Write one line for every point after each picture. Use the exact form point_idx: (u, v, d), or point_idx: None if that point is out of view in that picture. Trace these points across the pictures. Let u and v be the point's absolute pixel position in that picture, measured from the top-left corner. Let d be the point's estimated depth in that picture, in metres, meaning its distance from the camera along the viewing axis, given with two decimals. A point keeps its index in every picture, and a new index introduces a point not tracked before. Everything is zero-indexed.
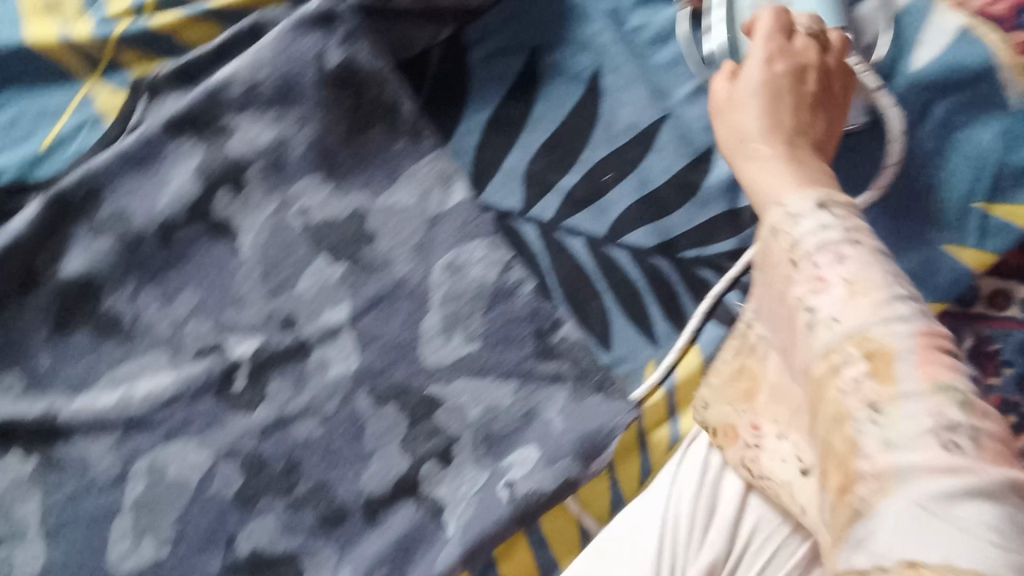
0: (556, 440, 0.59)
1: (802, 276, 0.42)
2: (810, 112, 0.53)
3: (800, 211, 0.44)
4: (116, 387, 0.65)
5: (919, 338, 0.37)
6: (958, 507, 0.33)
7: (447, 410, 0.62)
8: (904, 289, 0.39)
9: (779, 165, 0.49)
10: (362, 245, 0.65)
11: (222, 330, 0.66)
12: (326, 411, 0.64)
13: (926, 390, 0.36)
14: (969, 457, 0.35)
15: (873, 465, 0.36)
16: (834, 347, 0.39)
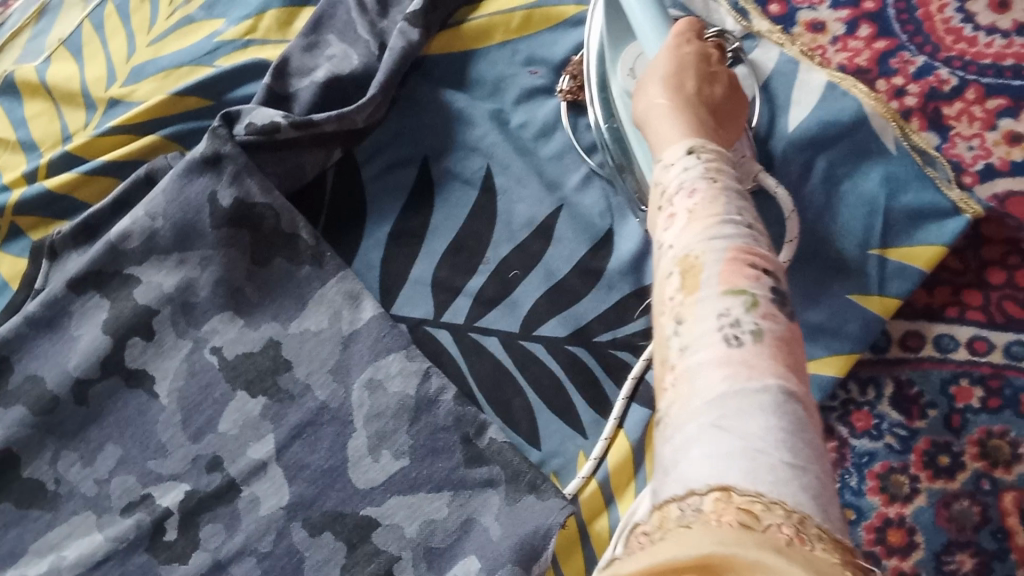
0: (495, 548, 0.58)
1: (660, 218, 0.46)
2: (712, 83, 0.56)
3: (671, 159, 0.48)
4: (44, 555, 0.64)
5: (728, 252, 0.40)
6: (738, 406, 0.34)
7: (384, 530, 0.61)
8: (734, 214, 0.42)
9: (669, 118, 0.52)
10: (279, 374, 0.67)
11: (149, 481, 0.65)
12: (262, 549, 0.62)
13: (723, 290, 0.39)
14: (750, 354, 0.36)
15: (674, 370, 0.38)
16: (665, 272, 0.42)
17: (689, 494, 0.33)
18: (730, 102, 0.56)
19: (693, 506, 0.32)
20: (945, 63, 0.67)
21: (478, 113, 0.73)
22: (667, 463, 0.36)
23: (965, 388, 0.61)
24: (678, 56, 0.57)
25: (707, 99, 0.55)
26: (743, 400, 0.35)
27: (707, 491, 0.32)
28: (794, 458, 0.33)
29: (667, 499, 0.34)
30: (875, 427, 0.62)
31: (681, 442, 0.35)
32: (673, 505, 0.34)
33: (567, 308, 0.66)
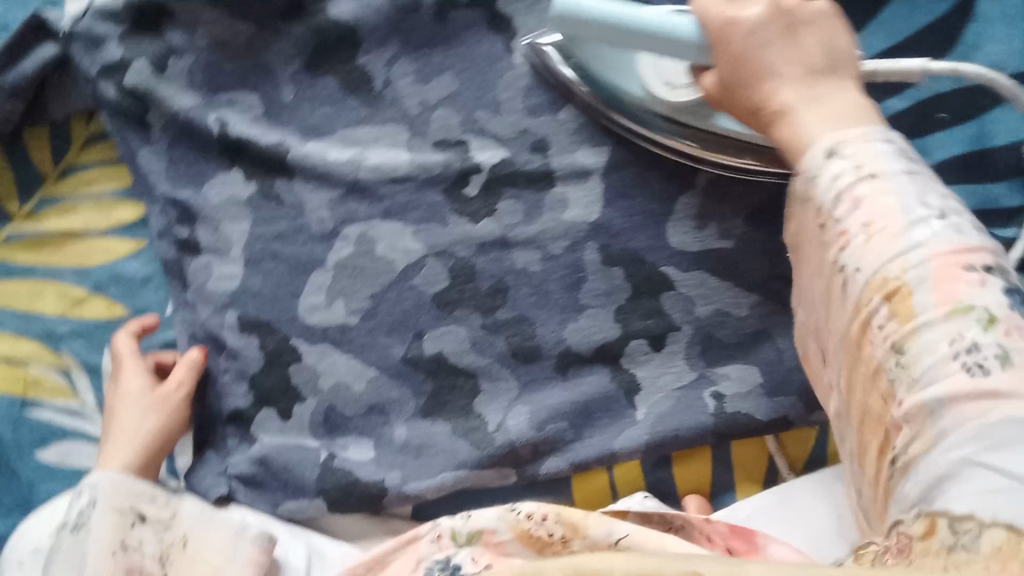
0: (785, 373, 0.57)
1: (828, 239, 0.39)
2: (795, 47, 0.44)
3: (818, 164, 0.40)
4: (347, 146, 0.66)
5: (936, 261, 0.35)
6: (998, 440, 0.31)
7: (675, 296, 0.60)
8: (920, 206, 0.37)
9: (829, 101, 0.42)
10: None
11: (470, 127, 0.64)
12: (551, 250, 0.62)
13: (945, 313, 0.34)
14: (1005, 378, 0.32)
15: (904, 410, 0.35)
16: (863, 302, 0.37)
17: (967, 519, 0.30)
18: (826, 59, 0.44)
19: (972, 538, 0.29)
20: None
21: None
22: (918, 500, 0.33)
23: None
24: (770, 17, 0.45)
25: (804, 64, 0.44)
26: (1003, 433, 0.31)
27: (995, 528, 0.29)
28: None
29: (936, 509, 0.31)
30: None
31: (935, 484, 0.32)
32: (941, 519, 0.31)
33: (987, 183, 0.56)
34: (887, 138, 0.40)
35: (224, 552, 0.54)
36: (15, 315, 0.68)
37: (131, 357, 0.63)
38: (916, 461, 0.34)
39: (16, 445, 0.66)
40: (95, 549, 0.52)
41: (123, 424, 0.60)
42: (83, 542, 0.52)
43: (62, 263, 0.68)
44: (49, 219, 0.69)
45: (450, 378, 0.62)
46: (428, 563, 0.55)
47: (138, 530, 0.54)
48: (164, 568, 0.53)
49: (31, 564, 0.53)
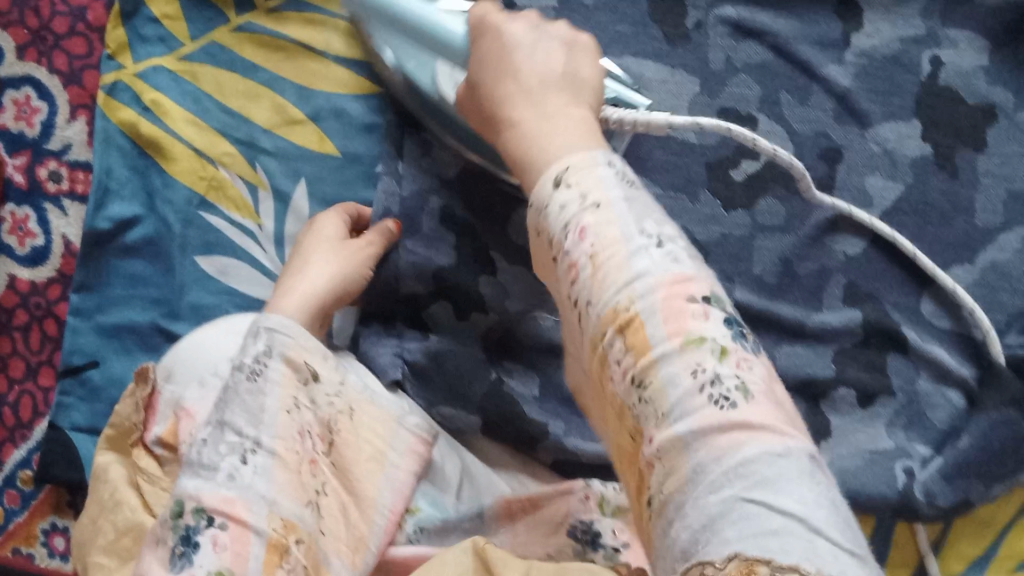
0: (978, 455, 0.53)
1: (560, 270, 0.38)
2: (532, 67, 0.44)
3: (562, 200, 0.38)
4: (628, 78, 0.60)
5: (661, 293, 0.34)
6: (772, 479, 0.30)
7: (902, 361, 0.57)
8: (640, 235, 0.36)
9: (558, 117, 0.42)
10: (963, 148, 0.56)
11: (766, 106, 0.58)
12: (794, 270, 0.58)
13: (678, 346, 0.33)
14: (762, 413, 0.32)
15: (654, 446, 0.33)
16: (598, 338, 0.36)
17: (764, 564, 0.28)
18: (560, 79, 0.44)
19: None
20: None
21: None
22: (684, 548, 0.30)
23: None
24: (527, 31, 0.46)
25: (540, 80, 0.43)
26: (773, 474, 0.30)
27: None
28: (851, 536, 0.30)
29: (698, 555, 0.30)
30: None
31: (702, 528, 0.30)
32: (760, 565, 0.28)
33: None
34: (611, 162, 0.38)
35: (388, 436, 0.54)
36: (221, 108, 0.64)
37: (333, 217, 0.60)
38: (670, 502, 0.32)
39: (183, 239, 0.63)
40: (273, 402, 0.50)
41: (305, 268, 0.57)
42: (260, 392, 0.50)
43: (286, 74, 0.64)
44: (291, 23, 0.64)
45: None
46: (574, 522, 0.53)
47: (311, 389, 0.52)
48: (331, 434, 0.52)
49: (212, 385, 0.55)
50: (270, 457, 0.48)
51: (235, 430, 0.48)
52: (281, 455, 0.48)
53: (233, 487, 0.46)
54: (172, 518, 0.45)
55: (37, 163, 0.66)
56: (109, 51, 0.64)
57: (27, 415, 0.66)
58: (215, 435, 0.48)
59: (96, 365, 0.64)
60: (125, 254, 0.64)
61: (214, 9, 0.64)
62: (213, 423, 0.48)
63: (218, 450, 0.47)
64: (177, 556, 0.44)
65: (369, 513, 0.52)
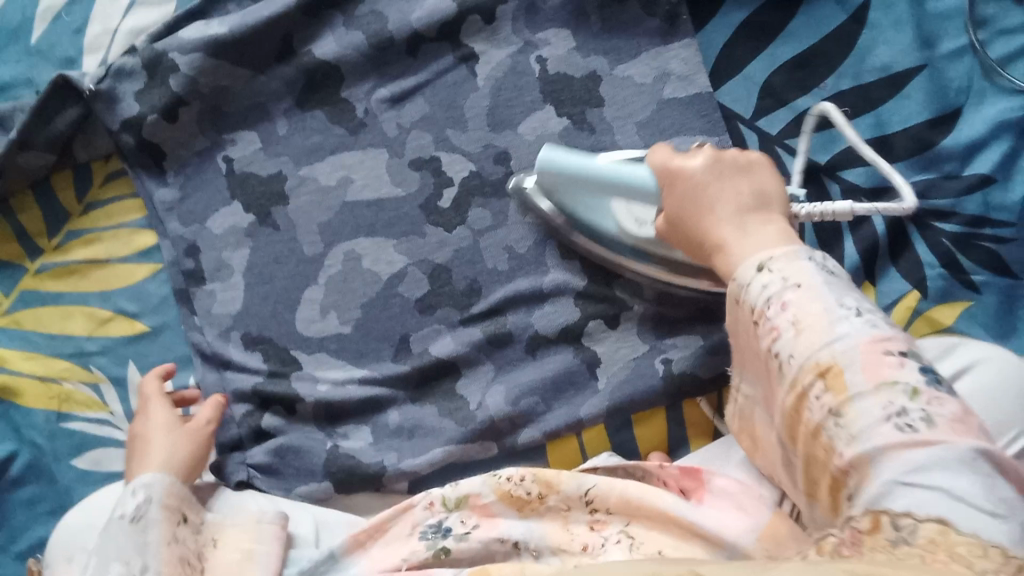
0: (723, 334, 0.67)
1: (763, 332, 0.49)
2: (726, 196, 0.55)
3: (747, 278, 0.51)
4: (334, 171, 0.75)
5: (862, 349, 0.45)
6: (927, 465, 0.40)
7: (625, 282, 0.70)
8: (844, 309, 0.47)
9: (757, 231, 0.53)
10: (588, 108, 0.71)
11: (441, 146, 0.73)
12: (518, 250, 0.71)
13: (875, 386, 0.43)
14: (939, 429, 0.41)
15: (846, 458, 0.44)
16: (798, 379, 0.47)
17: (905, 516, 0.39)
18: (754, 198, 0.55)
19: (908, 533, 0.39)
20: None
21: None
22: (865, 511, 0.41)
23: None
24: (705, 164, 0.57)
25: (735, 208, 0.55)
26: (938, 462, 0.40)
27: (927, 521, 0.39)
28: (993, 502, 0.39)
29: (877, 509, 0.41)
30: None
31: (875, 501, 0.41)
32: (885, 517, 0.40)
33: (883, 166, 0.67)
34: (809, 257, 0.50)
35: (254, 537, 0.62)
36: (48, 338, 0.76)
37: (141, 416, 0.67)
38: (863, 494, 0.42)
39: (56, 452, 0.74)
40: (154, 537, 0.59)
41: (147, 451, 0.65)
42: (142, 530, 0.59)
43: (87, 289, 0.77)
44: (75, 251, 0.78)
45: (434, 382, 0.70)
46: (422, 526, 0.63)
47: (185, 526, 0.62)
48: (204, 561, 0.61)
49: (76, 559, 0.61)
50: None
51: (121, 562, 0.57)
52: None
53: None
54: None
55: None
56: None
57: None
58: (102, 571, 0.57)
59: None
60: (13, 487, 0.73)
61: (12, 267, 0.78)
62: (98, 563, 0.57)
63: None
64: None
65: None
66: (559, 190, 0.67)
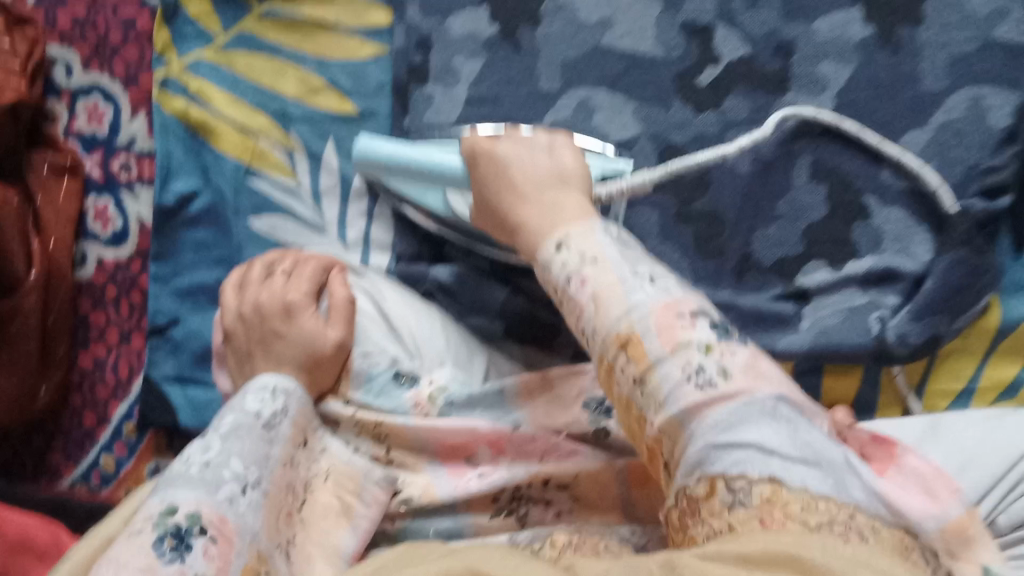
0: (950, 301, 0.59)
1: (567, 310, 0.46)
2: (528, 171, 0.53)
3: (556, 255, 0.47)
4: (600, 7, 0.68)
5: (655, 315, 0.42)
6: (742, 424, 0.38)
7: (866, 227, 0.63)
8: (639, 278, 0.44)
9: (557, 206, 0.50)
10: (903, 23, 0.63)
11: (722, 16, 0.66)
12: (765, 155, 0.64)
13: (671, 351, 0.41)
14: (731, 380, 0.40)
15: (656, 424, 0.41)
16: (604, 354, 0.44)
17: (739, 478, 0.37)
18: (554, 176, 0.53)
19: (744, 495, 0.37)
20: None
21: None
22: (687, 482, 0.39)
23: None
24: (516, 145, 0.55)
25: (540, 183, 0.52)
26: (736, 418, 0.39)
27: (761, 484, 0.37)
28: (800, 448, 0.38)
29: (712, 474, 0.38)
30: None
31: (691, 468, 0.39)
32: (720, 480, 0.38)
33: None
34: (607, 229, 0.47)
35: (355, 490, 0.57)
36: (255, 88, 0.74)
37: (304, 289, 0.63)
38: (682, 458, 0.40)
39: (237, 204, 0.74)
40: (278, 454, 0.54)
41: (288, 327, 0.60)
42: (269, 441, 0.54)
43: (307, 51, 0.74)
44: (304, 4, 0.74)
45: None
46: (588, 398, 0.59)
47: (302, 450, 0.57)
48: (305, 494, 0.56)
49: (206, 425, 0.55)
50: (263, 496, 0.51)
51: (238, 465, 0.51)
52: (272, 497, 0.52)
53: (229, 509, 0.49)
54: (162, 516, 0.46)
55: (111, 157, 0.79)
56: (157, 52, 0.76)
57: (124, 374, 0.78)
58: (220, 462, 0.51)
59: (177, 323, 0.75)
60: (190, 224, 0.75)
61: (239, 5, 0.75)
62: (219, 450, 0.51)
63: (223, 475, 0.50)
64: (169, 548, 0.45)
65: (408, 391, 0.61)
66: (387, 176, 0.64)
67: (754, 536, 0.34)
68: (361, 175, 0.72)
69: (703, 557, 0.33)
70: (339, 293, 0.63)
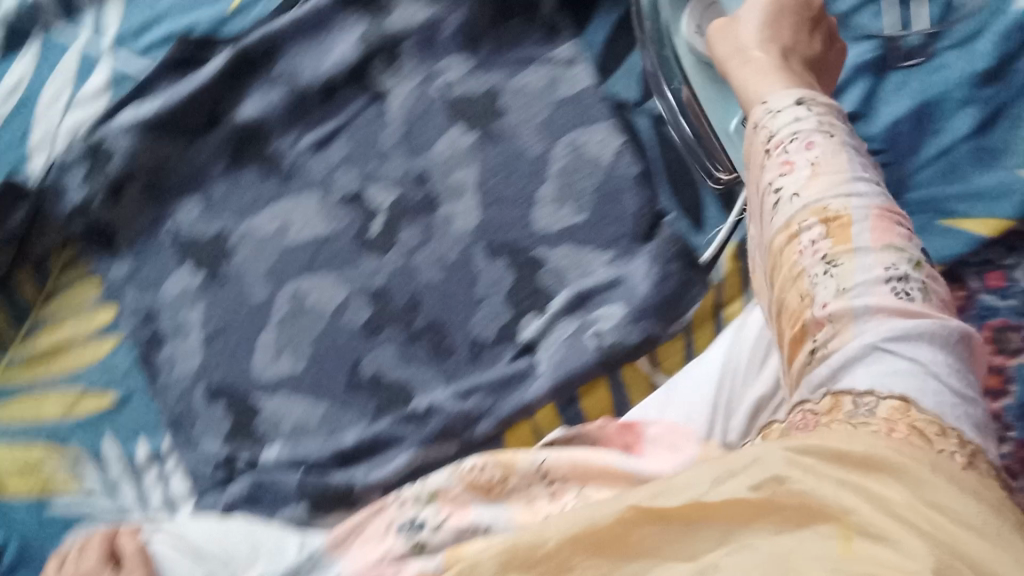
0: (641, 300, 0.69)
1: (772, 164, 0.51)
2: (746, 25, 0.64)
3: (779, 107, 0.54)
4: (275, 220, 0.79)
5: (874, 211, 0.47)
6: (913, 330, 0.42)
7: (548, 272, 0.73)
8: (864, 172, 0.49)
9: (752, 60, 0.61)
10: (493, 118, 0.76)
11: (366, 179, 0.78)
12: (448, 259, 0.75)
13: (881, 246, 0.46)
14: (918, 303, 0.44)
15: (829, 309, 0.45)
16: (796, 220, 0.48)
17: (869, 395, 0.41)
18: (797, 12, 0.64)
19: (866, 409, 0.40)
20: None
21: None
22: (822, 382, 0.43)
23: None
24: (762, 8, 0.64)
25: (756, 35, 0.63)
26: (913, 329, 0.42)
27: (889, 399, 0.40)
28: (962, 385, 0.42)
29: (841, 391, 0.42)
30: (1006, 287, 0.64)
31: (829, 375, 0.43)
32: (847, 395, 0.42)
33: None
34: (803, 99, 0.54)
35: None
36: (20, 428, 0.75)
37: (91, 563, 0.65)
38: (835, 347, 0.44)
39: (47, 536, 0.71)
40: None
41: None
42: None
43: (54, 373, 0.77)
44: (40, 338, 0.78)
45: (388, 389, 0.72)
46: (396, 523, 0.59)
47: None
48: None
49: None
50: None
51: None
52: None
53: None
54: None
55: None
56: None
57: None
58: None
59: None
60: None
61: None
62: None
63: None
64: None
65: None
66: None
67: (829, 433, 0.38)
68: (147, 448, 0.74)
69: (795, 452, 0.37)
70: (128, 546, 0.66)
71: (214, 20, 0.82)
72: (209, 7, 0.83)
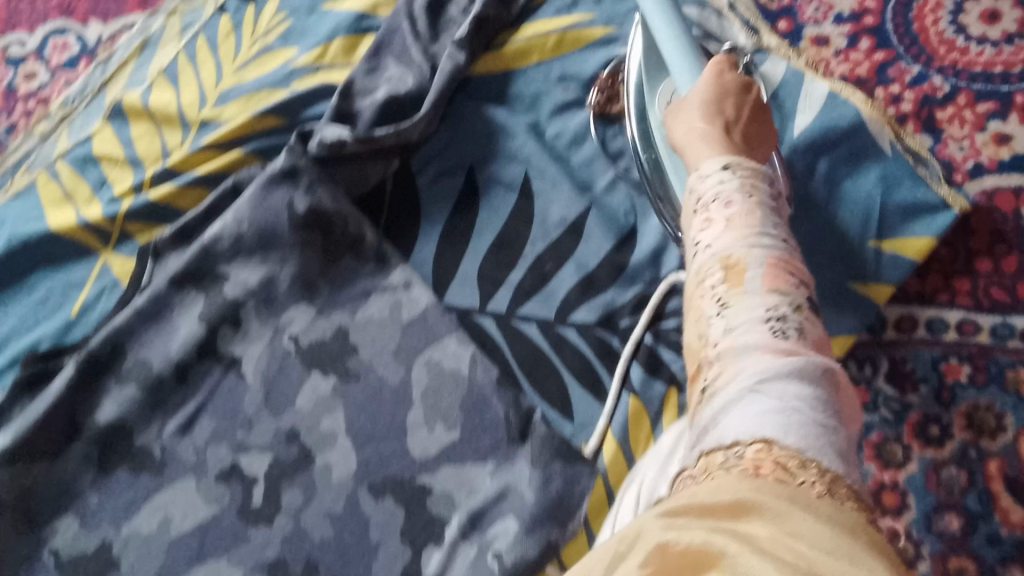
0: (530, 509, 0.66)
1: (695, 222, 0.53)
2: (694, 95, 0.64)
3: (707, 171, 0.55)
4: (155, 516, 0.73)
5: (767, 261, 0.48)
6: (779, 367, 0.42)
7: (436, 499, 0.70)
8: (772, 229, 0.50)
9: (684, 120, 0.63)
10: (346, 359, 0.76)
11: (237, 449, 0.75)
12: (335, 511, 0.72)
13: (765, 292, 0.46)
14: (790, 342, 0.44)
15: (718, 349, 0.46)
16: (707, 270, 0.50)
17: (737, 441, 0.40)
18: (735, 87, 0.63)
19: (736, 452, 0.39)
20: (939, 72, 0.72)
21: (517, 125, 0.80)
22: (706, 423, 0.43)
23: (954, 365, 0.65)
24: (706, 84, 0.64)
25: (698, 103, 0.63)
26: (784, 371, 0.41)
27: (752, 441, 0.39)
28: (824, 417, 0.40)
29: (713, 447, 0.41)
30: (871, 401, 0.65)
31: (708, 421, 0.43)
32: (718, 452, 0.40)
33: (596, 297, 0.73)
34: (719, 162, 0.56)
35: None
36: None
37: None
38: (719, 388, 0.44)
39: None
40: None
41: None
42: None
43: None
44: None
45: None
46: None
47: None
48: None
49: None
50: None
51: None
52: None
53: None
54: None
55: None
56: None
57: None
58: None
59: None
60: None
61: None
62: None
63: None
64: None
65: None
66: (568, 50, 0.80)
67: (707, 490, 0.37)
68: None
69: (669, 526, 0.34)
70: None
71: (57, 331, 0.80)
72: (50, 319, 0.81)
